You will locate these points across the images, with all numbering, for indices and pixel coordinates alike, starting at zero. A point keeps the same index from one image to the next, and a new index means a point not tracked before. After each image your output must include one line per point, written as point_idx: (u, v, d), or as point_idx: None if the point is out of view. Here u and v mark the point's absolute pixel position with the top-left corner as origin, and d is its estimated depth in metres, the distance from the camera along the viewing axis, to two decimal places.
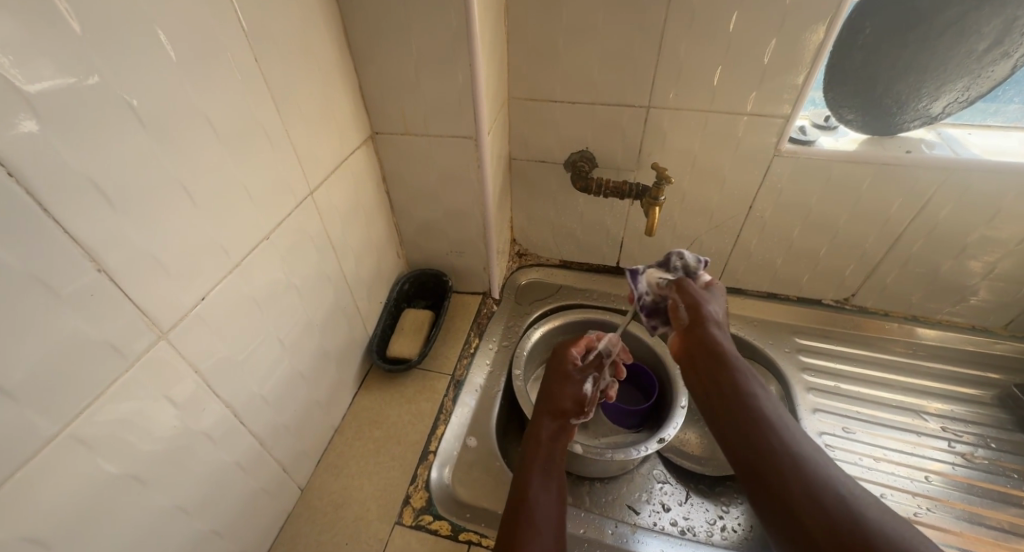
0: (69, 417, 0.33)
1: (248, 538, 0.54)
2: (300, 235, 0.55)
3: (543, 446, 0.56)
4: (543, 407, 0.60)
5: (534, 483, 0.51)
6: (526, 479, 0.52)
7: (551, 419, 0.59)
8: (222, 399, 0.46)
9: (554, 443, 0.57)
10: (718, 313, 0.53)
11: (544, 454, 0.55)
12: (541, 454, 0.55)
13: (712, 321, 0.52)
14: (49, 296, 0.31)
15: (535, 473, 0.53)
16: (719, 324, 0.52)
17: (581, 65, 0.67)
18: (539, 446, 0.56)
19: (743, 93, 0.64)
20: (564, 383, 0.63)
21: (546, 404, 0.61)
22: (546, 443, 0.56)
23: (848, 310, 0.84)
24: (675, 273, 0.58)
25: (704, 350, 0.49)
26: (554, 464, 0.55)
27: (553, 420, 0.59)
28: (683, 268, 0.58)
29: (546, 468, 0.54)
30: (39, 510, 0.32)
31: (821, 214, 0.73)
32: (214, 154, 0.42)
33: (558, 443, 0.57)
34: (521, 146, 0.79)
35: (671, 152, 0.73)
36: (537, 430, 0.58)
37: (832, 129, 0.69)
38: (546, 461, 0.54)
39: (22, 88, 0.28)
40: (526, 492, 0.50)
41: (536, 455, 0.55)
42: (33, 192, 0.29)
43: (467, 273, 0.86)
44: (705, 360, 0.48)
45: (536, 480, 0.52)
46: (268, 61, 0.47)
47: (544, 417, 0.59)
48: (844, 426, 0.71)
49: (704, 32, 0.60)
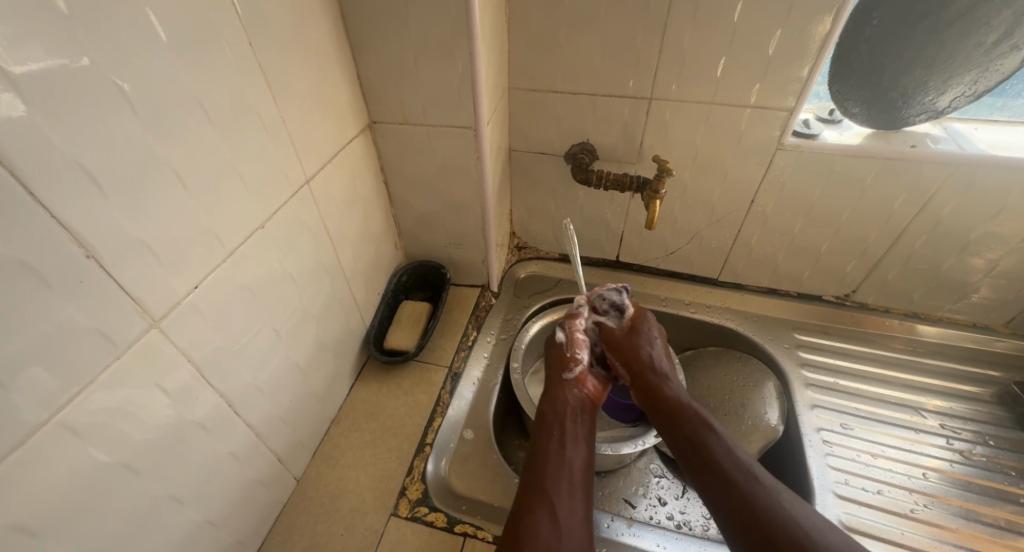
0: (57, 406, 0.32)
1: (243, 528, 0.54)
2: (297, 225, 0.55)
3: (561, 413, 0.60)
4: (556, 376, 0.65)
5: (553, 451, 0.56)
6: (545, 448, 0.56)
7: (567, 388, 0.63)
8: (217, 389, 0.46)
9: (571, 408, 0.61)
10: (654, 358, 0.64)
11: (554, 432, 0.58)
12: (553, 420, 0.60)
13: (652, 369, 0.62)
14: (34, 281, 0.30)
15: (549, 451, 0.56)
16: (659, 366, 0.63)
17: (583, 55, 0.66)
18: (558, 414, 0.60)
19: (748, 85, 0.63)
20: (557, 349, 0.68)
21: (551, 388, 0.64)
22: (562, 410, 0.61)
23: (848, 306, 0.84)
24: (605, 310, 0.70)
25: (660, 403, 0.60)
26: (573, 427, 0.59)
27: (566, 389, 0.63)
28: (610, 305, 0.70)
29: (562, 433, 0.58)
30: (30, 500, 0.32)
31: (824, 209, 0.72)
32: (208, 142, 0.41)
33: (574, 406, 0.62)
34: (521, 137, 0.78)
35: (673, 146, 0.72)
36: (553, 400, 0.62)
37: (836, 123, 0.68)
38: (560, 426, 0.59)
39: (7, 68, 0.27)
40: (545, 462, 0.55)
41: (554, 423, 0.59)
42: (18, 175, 0.28)
43: (465, 265, 0.86)
44: (663, 409, 0.59)
45: (554, 447, 0.56)
46: (263, 46, 0.46)
47: (560, 389, 0.63)
48: (842, 422, 0.71)
49: (709, 23, 0.59)
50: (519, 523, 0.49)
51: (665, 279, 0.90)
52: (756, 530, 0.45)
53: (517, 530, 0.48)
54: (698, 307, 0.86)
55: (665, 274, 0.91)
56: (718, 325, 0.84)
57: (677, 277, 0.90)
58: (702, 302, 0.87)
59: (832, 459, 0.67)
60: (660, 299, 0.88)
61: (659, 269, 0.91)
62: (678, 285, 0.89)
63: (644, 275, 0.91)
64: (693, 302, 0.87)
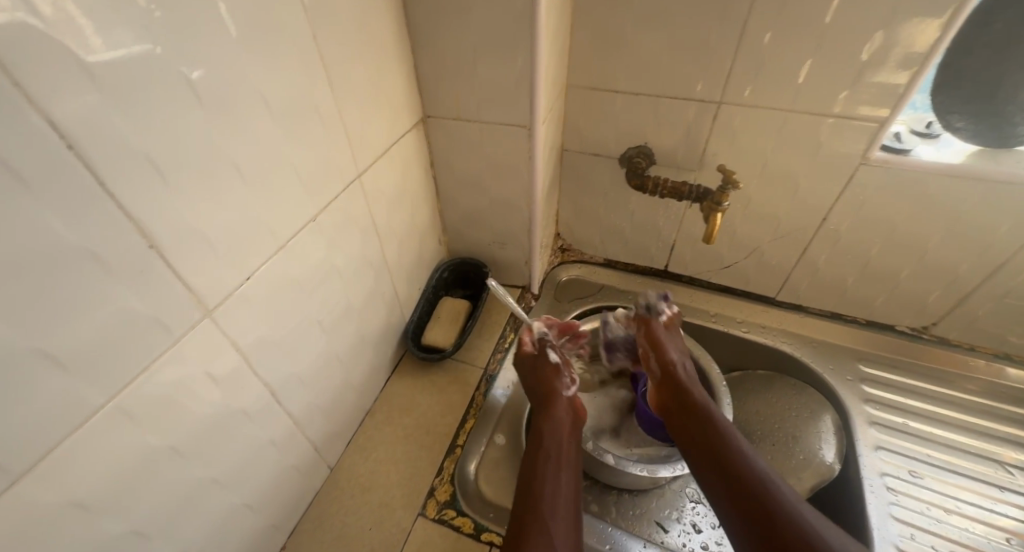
0: (115, 389, 0.32)
1: (279, 512, 0.54)
2: (346, 218, 0.54)
3: (557, 433, 0.57)
4: (550, 396, 0.62)
5: (549, 472, 0.53)
6: (541, 470, 0.53)
7: (562, 407, 0.60)
8: (262, 378, 0.46)
9: (566, 432, 0.58)
10: (681, 363, 0.63)
11: (547, 447, 0.55)
12: (550, 441, 0.56)
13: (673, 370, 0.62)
14: (99, 270, 0.30)
15: (543, 467, 0.53)
16: (684, 371, 0.62)
17: (649, 53, 0.62)
18: (554, 431, 0.57)
19: (833, 92, 0.57)
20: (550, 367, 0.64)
21: (540, 406, 0.61)
22: (559, 431, 0.58)
23: (926, 340, 0.76)
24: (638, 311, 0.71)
25: (680, 400, 0.59)
26: (567, 448, 0.56)
27: (560, 407, 0.60)
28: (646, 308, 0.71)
29: (557, 453, 0.55)
30: (86, 479, 0.32)
31: (908, 233, 0.65)
32: (267, 132, 0.40)
33: (566, 428, 0.59)
34: (576, 137, 0.75)
35: (740, 155, 0.67)
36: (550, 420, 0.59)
37: (934, 137, 0.61)
38: (557, 447, 0.55)
39: (84, 59, 0.27)
40: (540, 482, 0.51)
41: (551, 440, 0.56)
42: (91, 166, 0.28)
43: (507, 265, 0.84)
44: (681, 410, 0.58)
45: (551, 467, 0.53)
46: (325, 39, 0.45)
47: (556, 409, 0.60)
48: (910, 469, 0.65)
49: (796, 22, 0.54)
50: (518, 542, 0.45)
51: (716, 293, 0.86)
52: (759, 519, 0.45)
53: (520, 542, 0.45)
54: (751, 327, 0.81)
55: (716, 288, 0.86)
56: (772, 348, 0.79)
57: (730, 293, 0.86)
58: (756, 322, 0.82)
59: (897, 509, 0.61)
60: (710, 314, 0.83)
61: (710, 282, 0.86)
62: (729, 301, 0.84)
63: (694, 288, 0.87)
64: (746, 321, 0.82)
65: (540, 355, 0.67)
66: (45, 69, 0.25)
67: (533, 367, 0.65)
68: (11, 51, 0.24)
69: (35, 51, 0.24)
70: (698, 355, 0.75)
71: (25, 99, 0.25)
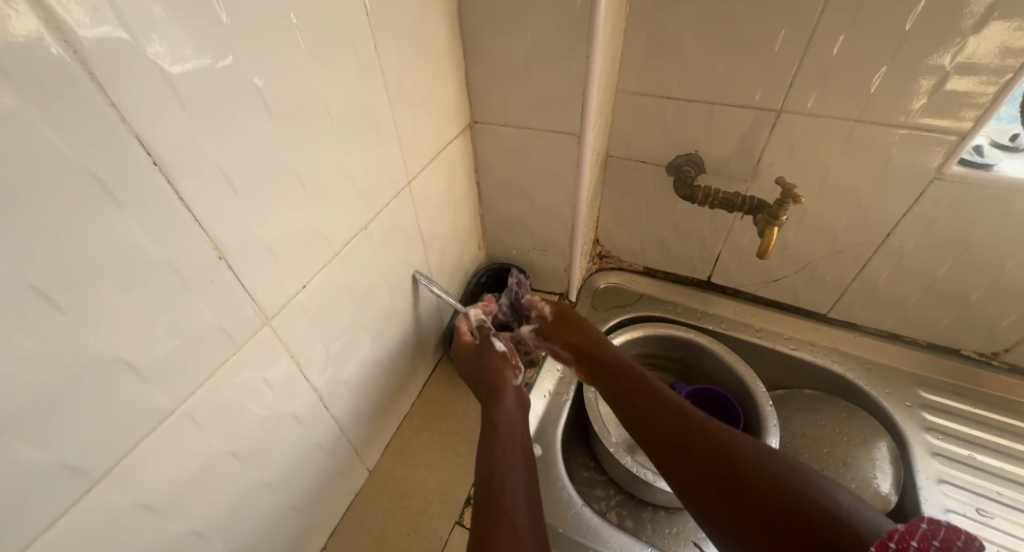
0: (184, 394, 0.33)
1: (321, 513, 0.55)
2: (396, 224, 0.55)
3: (508, 421, 0.53)
4: (498, 384, 0.58)
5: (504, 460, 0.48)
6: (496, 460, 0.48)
7: (507, 395, 0.57)
8: (312, 383, 0.47)
9: (515, 418, 0.54)
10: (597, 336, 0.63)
11: (499, 437, 0.51)
12: (505, 431, 0.52)
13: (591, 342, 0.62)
14: (176, 280, 0.30)
15: (500, 456, 0.48)
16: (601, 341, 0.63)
17: (708, 60, 0.60)
18: (496, 419, 0.54)
19: (909, 103, 0.54)
20: (496, 354, 0.62)
21: (490, 397, 0.57)
22: (504, 416, 0.54)
23: (995, 367, 0.70)
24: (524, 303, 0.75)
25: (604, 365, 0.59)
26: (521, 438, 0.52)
27: (509, 396, 0.57)
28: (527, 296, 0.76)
29: (511, 443, 0.50)
30: (154, 481, 0.33)
31: (984, 254, 0.61)
32: (327, 142, 0.41)
33: (518, 418, 0.55)
34: (623, 144, 0.74)
35: (798, 166, 0.64)
36: (491, 411, 0.55)
37: (1019, 150, 0.56)
38: (506, 435, 0.51)
39: (168, 71, 0.27)
40: (496, 471, 0.46)
41: (498, 430, 0.52)
42: (172, 180, 0.29)
43: (546, 271, 0.83)
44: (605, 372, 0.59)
45: (509, 454, 0.48)
46: (386, 47, 0.45)
47: (501, 400, 0.56)
48: (977, 507, 0.61)
49: (873, 28, 0.51)
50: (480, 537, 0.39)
51: (761, 308, 0.83)
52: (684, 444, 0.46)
53: (485, 532, 0.40)
54: (799, 345, 0.78)
55: (761, 302, 0.83)
56: (822, 367, 0.76)
57: (777, 307, 0.82)
58: (804, 339, 0.78)
59: None
60: (753, 329, 0.81)
61: (756, 295, 0.83)
62: (775, 317, 0.81)
63: (738, 301, 0.84)
64: (794, 338, 0.79)
65: (482, 343, 0.65)
66: (133, 83, 0.25)
67: (476, 357, 0.63)
68: (104, 64, 0.24)
69: (126, 66, 0.25)
70: (743, 372, 0.72)
71: (115, 115, 0.25)
